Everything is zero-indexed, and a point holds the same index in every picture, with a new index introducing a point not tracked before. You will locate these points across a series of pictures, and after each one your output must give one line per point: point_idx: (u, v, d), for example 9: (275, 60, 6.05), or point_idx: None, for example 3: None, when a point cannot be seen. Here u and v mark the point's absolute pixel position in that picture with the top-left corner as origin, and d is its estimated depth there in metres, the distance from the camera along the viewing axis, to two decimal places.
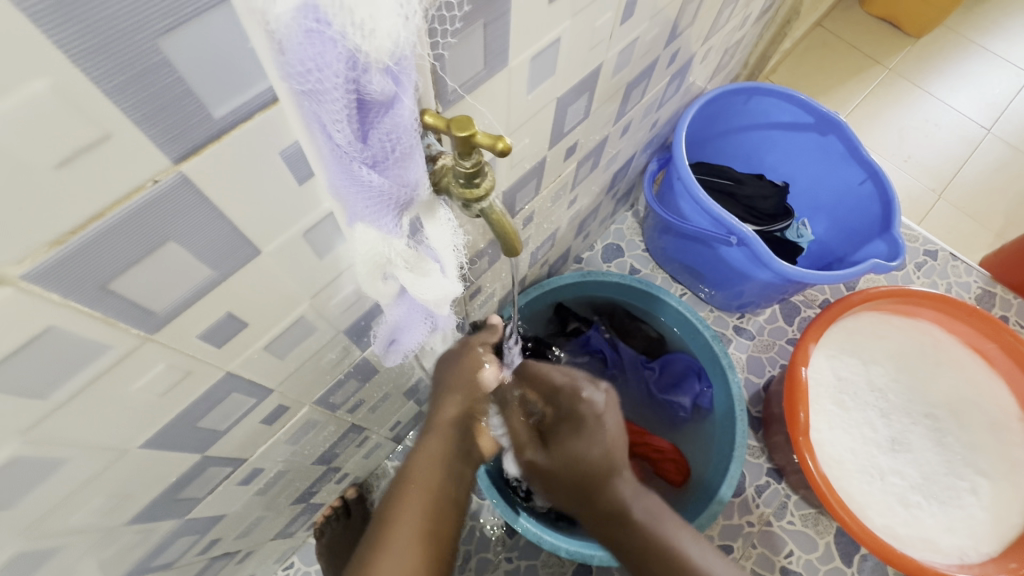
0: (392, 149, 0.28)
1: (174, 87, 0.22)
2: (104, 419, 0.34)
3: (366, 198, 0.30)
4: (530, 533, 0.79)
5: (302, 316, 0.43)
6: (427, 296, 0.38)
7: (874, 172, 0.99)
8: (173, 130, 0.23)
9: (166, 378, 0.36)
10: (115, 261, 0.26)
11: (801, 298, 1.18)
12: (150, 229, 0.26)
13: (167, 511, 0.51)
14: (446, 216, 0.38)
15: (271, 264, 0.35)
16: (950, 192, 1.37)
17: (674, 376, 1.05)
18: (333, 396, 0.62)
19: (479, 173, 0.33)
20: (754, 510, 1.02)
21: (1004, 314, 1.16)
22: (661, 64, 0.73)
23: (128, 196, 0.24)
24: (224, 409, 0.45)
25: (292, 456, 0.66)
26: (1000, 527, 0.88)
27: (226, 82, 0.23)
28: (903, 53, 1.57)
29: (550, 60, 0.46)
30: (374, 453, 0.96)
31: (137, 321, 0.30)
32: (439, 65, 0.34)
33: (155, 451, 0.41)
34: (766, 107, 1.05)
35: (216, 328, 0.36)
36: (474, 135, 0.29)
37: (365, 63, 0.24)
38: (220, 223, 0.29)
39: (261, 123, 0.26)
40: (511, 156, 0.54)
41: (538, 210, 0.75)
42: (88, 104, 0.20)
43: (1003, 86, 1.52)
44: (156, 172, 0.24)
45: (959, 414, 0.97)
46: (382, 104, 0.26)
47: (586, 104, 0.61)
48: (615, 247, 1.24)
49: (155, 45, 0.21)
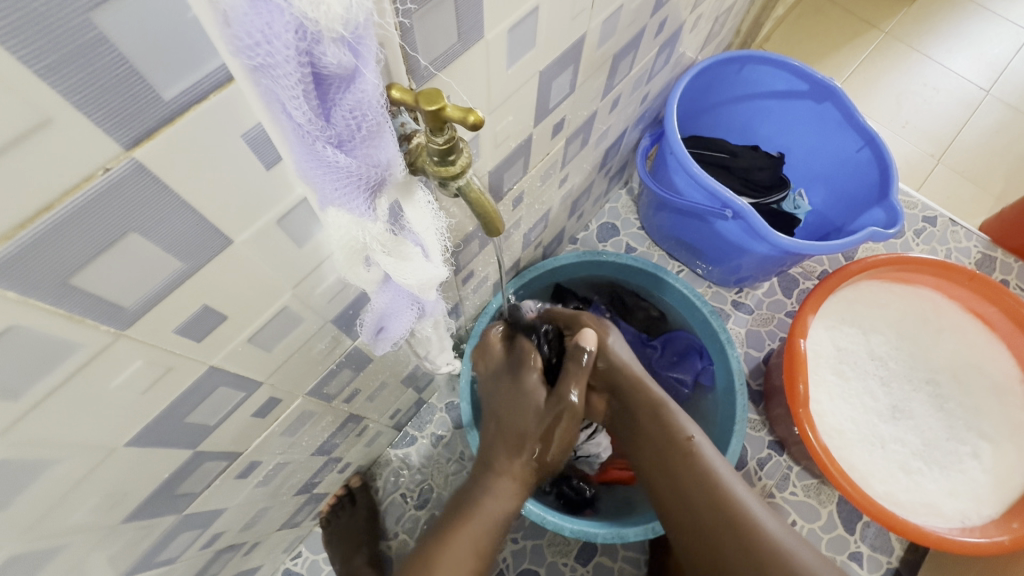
0: (358, 127, 0.26)
1: (115, 66, 0.21)
2: (88, 418, 0.34)
3: (333, 180, 0.28)
4: (537, 517, 0.79)
5: (286, 307, 0.42)
6: (410, 281, 0.38)
7: (871, 138, 0.97)
8: (122, 113, 0.22)
9: (147, 375, 0.35)
10: (76, 253, 0.25)
11: (800, 270, 1.17)
12: (108, 220, 0.25)
13: (165, 508, 0.51)
14: (424, 197, 0.38)
15: (247, 254, 0.34)
16: (949, 156, 1.34)
17: (676, 353, 1.03)
18: (327, 387, 0.61)
19: (454, 150, 0.31)
20: (757, 482, 1.02)
21: (1004, 278, 1.15)
22: (648, 33, 0.71)
23: (79, 185, 0.23)
24: (212, 404, 0.44)
25: (290, 448, 0.66)
26: (1002, 490, 0.88)
27: (172, 61, 0.22)
28: (900, 16, 1.53)
29: (528, 32, 0.44)
30: (375, 442, 0.96)
31: (108, 316, 0.29)
32: (407, 37, 0.32)
33: (144, 449, 0.41)
34: (758, 76, 1.03)
35: (194, 321, 0.35)
36: (443, 108, 0.28)
37: (317, 33, 0.22)
38: (184, 211, 0.28)
39: (218, 102, 0.25)
40: (495, 134, 0.52)
41: (527, 190, 0.74)
42: (21, 88, 0.19)
43: (1003, 45, 1.49)
44: (107, 159, 0.23)
45: (960, 380, 0.97)
46: (343, 79, 0.24)
47: (571, 79, 0.60)
48: (610, 226, 1.23)
49: (89, 20, 0.19)
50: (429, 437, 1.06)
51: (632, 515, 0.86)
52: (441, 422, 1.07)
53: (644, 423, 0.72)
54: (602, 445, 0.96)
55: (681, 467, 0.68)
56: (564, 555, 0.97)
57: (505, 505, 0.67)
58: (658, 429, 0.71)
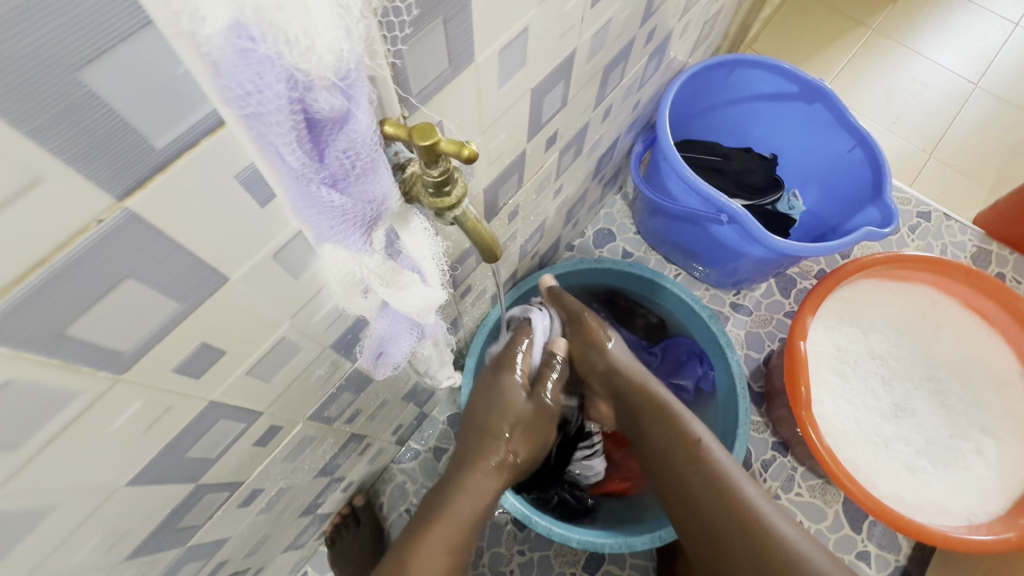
0: (352, 166, 0.26)
1: (107, 120, 0.21)
2: (86, 463, 0.33)
3: (328, 219, 0.28)
4: (543, 529, 0.79)
5: (285, 337, 0.42)
6: (409, 307, 0.38)
7: (862, 137, 0.97)
8: (113, 166, 0.22)
9: (145, 416, 0.35)
10: (70, 305, 0.24)
11: (796, 270, 1.18)
12: (105, 269, 0.25)
13: (168, 542, 0.50)
14: (420, 224, 0.37)
15: (243, 289, 0.34)
16: (940, 150, 1.35)
17: (674, 361, 1.04)
18: (327, 410, 0.61)
19: (449, 181, 0.31)
20: (762, 485, 1.02)
21: (1000, 271, 1.16)
22: (638, 43, 0.71)
23: (71, 239, 0.22)
24: (213, 438, 0.44)
25: (293, 472, 0.65)
26: (1006, 485, 0.88)
27: (164, 112, 0.22)
28: (885, 13, 1.54)
29: (519, 51, 0.44)
30: (378, 458, 0.96)
31: (104, 362, 0.29)
32: (399, 70, 0.32)
33: (144, 487, 0.40)
34: (748, 79, 1.03)
35: (192, 359, 0.34)
36: (437, 143, 0.28)
37: (308, 81, 0.22)
38: (179, 254, 0.28)
39: (211, 147, 0.25)
40: (489, 152, 0.52)
41: (523, 204, 0.74)
42: (11, 149, 0.19)
43: (989, 38, 1.50)
44: (100, 212, 0.23)
45: (960, 375, 0.97)
46: (335, 121, 0.24)
47: (563, 92, 0.59)
48: (606, 232, 1.23)
49: (77, 79, 0.19)
50: (431, 451, 1.05)
51: (636, 522, 0.86)
52: (444, 435, 1.06)
53: (647, 420, 0.72)
54: (596, 468, 0.95)
55: (688, 461, 0.69)
56: (572, 565, 0.97)
57: (480, 501, 0.64)
58: (658, 425, 0.71)
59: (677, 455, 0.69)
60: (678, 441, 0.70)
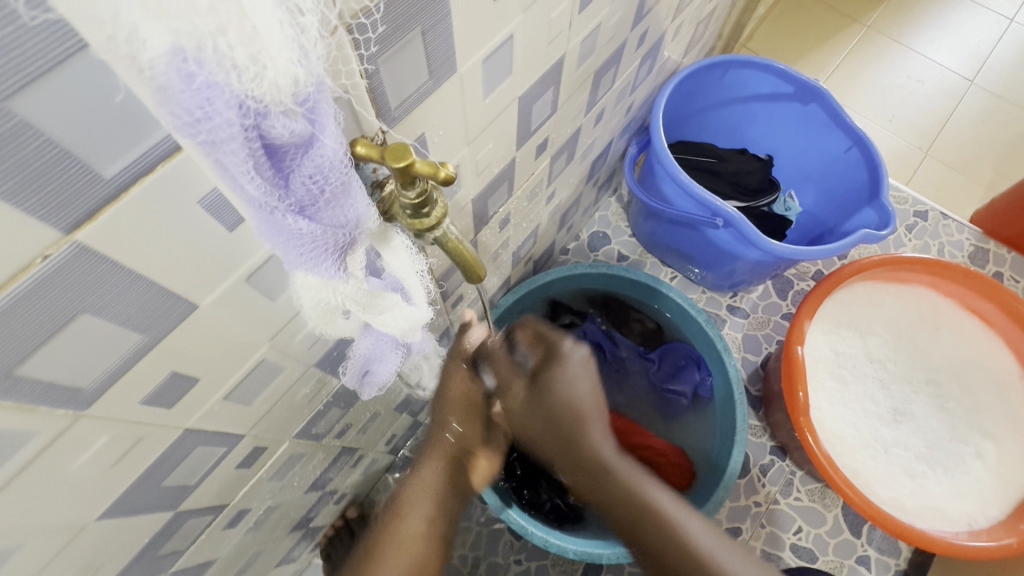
0: (321, 190, 0.25)
1: (46, 150, 0.19)
2: (52, 500, 0.32)
3: (297, 248, 0.26)
4: (539, 539, 0.78)
5: (264, 359, 0.40)
6: (390, 327, 0.36)
7: (858, 138, 0.96)
8: (56, 198, 0.20)
9: (115, 449, 0.33)
10: (20, 343, 0.23)
11: (794, 271, 1.16)
12: (57, 304, 0.23)
13: (148, 569, 0.48)
14: (403, 242, 0.35)
15: (215, 315, 0.33)
16: (936, 148, 1.34)
17: (672, 365, 1.02)
18: (315, 427, 0.59)
19: (427, 203, 0.29)
20: (761, 490, 1.01)
21: (998, 270, 1.15)
22: (629, 46, 0.69)
23: (15, 276, 0.21)
24: (192, 464, 0.42)
25: (281, 490, 0.64)
26: (1007, 489, 0.87)
27: (110, 139, 0.20)
28: (880, 10, 1.53)
29: (505, 60, 0.43)
30: (371, 469, 0.94)
31: (62, 400, 0.27)
32: (375, 84, 0.31)
33: (119, 519, 0.39)
34: (742, 79, 1.01)
35: (162, 390, 0.33)
36: (412, 164, 0.26)
37: (260, 105, 0.20)
38: (139, 284, 0.26)
39: (168, 172, 0.23)
40: (476, 162, 0.51)
41: (514, 211, 0.72)
42: None
43: (984, 34, 1.49)
44: (45, 247, 0.21)
45: (959, 378, 0.96)
46: (296, 145, 0.23)
47: (552, 98, 0.58)
48: (601, 235, 1.22)
49: (9, 108, 0.17)
50: None
51: None
52: None
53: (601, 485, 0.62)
54: None
55: (652, 531, 0.60)
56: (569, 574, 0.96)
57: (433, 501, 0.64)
58: (616, 493, 0.61)
59: (638, 524, 0.60)
60: (638, 511, 0.60)
